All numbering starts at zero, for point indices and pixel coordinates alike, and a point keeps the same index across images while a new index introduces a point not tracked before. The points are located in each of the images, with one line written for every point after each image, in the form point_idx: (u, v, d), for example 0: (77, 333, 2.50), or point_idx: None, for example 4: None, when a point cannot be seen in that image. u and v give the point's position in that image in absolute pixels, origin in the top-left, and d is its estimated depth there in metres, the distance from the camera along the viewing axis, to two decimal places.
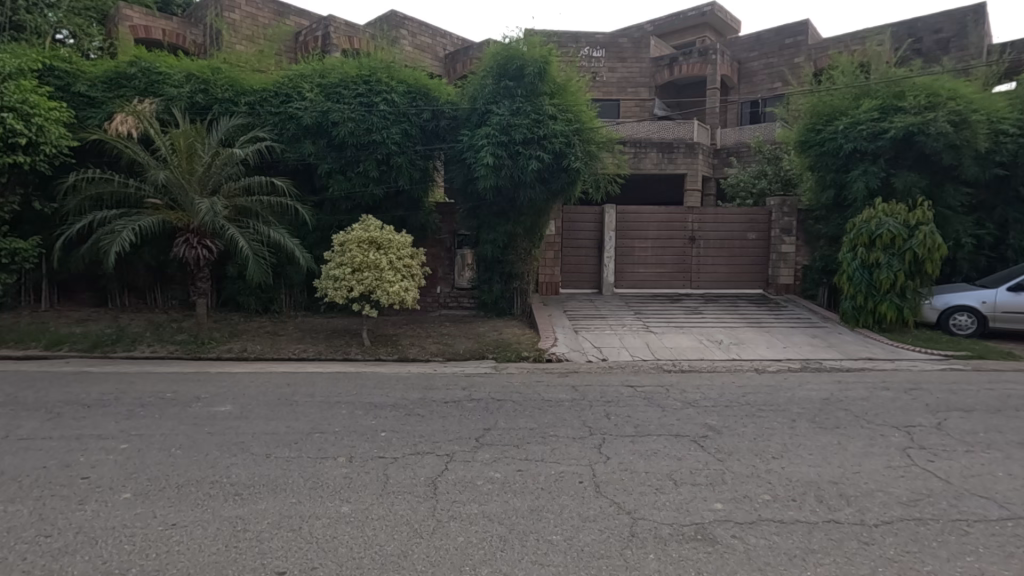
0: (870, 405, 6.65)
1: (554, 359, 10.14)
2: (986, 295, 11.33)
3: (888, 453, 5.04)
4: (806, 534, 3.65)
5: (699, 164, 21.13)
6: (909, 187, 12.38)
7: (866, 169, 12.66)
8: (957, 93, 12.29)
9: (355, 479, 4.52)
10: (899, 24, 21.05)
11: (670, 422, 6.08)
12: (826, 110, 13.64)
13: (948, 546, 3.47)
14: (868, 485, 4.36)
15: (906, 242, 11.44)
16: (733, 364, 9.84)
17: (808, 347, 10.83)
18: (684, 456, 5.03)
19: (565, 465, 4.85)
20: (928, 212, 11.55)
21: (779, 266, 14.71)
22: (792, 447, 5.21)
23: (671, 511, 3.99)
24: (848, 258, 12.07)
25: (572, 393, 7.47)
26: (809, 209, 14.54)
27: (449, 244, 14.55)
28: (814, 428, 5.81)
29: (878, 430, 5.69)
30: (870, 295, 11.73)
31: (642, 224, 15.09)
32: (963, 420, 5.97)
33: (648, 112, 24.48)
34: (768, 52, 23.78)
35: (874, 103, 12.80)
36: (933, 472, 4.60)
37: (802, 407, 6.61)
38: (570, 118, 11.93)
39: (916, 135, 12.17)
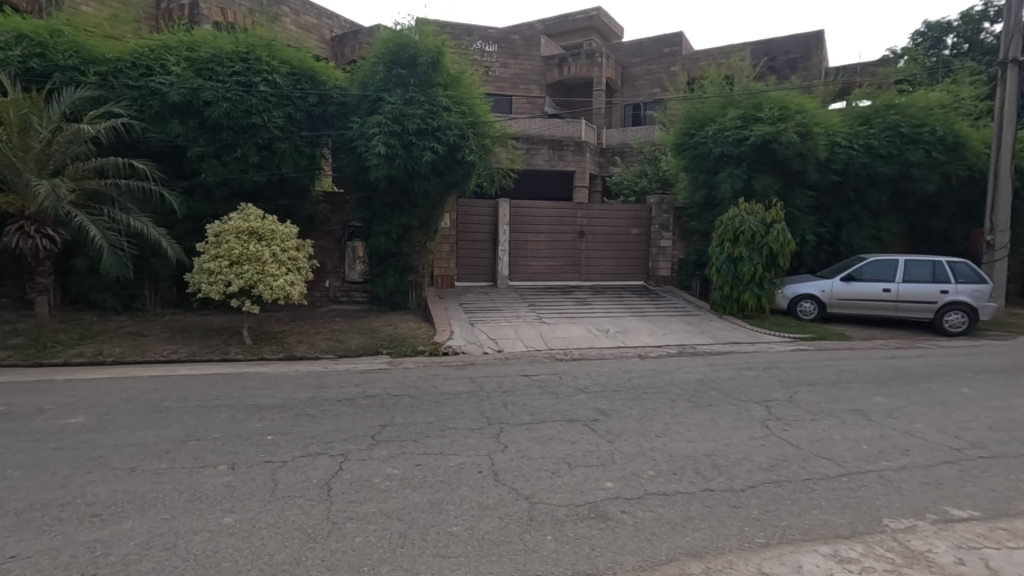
0: (736, 383, 7.43)
1: (450, 353, 10.12)
2: (825, 285, 13.02)
3: (751, 426, 5.67)
4: (685, 503, 4.00)
5: (587, 162, 22.16)
6: (766, 189, 13.89)
7: (731, 172, 14.02)
8: (803, 108, 14.00)
9: (239, 488, 4.19)
10: (757, 43, 23.46)
11: (564, 408, 6.34)
12: (698, 116, 14.92)
13: (799, 503, 3.98)
14: (736, 455, 4.88)
15: (763, 238, 12.86)
16: (620, 351, 10.49)
17: (684, 334, 11.83)
18: (577, 440, 5.27)
19: (464, 456, 4.87)
20: (781, 212, 13.04)
21: (658, 259, 15.82)
22: (672, 426, 5.67)
23: (567, 493, 4.17)
24: (716, 252, 13.36)
25: (469, 384, 7.53)
26: (684, 207, 15.78)
27: (339, 235, 13.96)
28: (691, 407, 6.38)
29: (743, 406, 6.37)
30: (735, 286, 13.06)
31: (535, 219, 15.50)
32: (809, 393, 6.86)
33: (539, 110, 25.18)
34: (648, 59, 25.40)
35: (738, 113, 14.22)
36: (786, 439, 5.26)
37: (681, 389, 7.21)
38: (465, 110, 11.80)
39: (771, 143, 13.67)
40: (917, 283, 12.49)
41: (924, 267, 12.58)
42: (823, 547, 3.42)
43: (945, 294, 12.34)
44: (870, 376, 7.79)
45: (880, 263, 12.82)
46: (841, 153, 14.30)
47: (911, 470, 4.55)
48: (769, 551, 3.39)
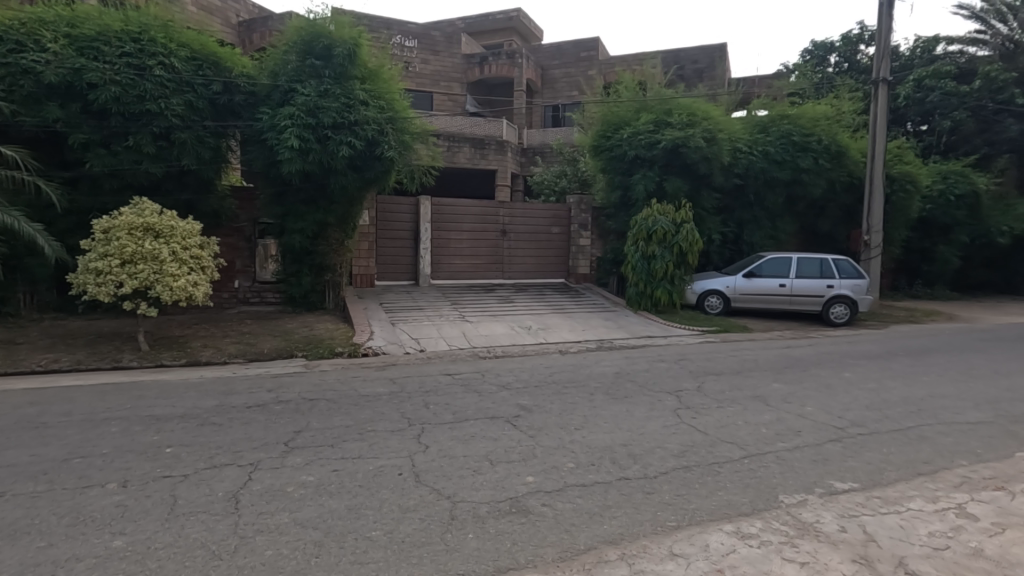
0: (650, 375, 7.80)
1: (370, 354, 9.83)
2: (729, 281, 13.97)
3: (663, 415, 5.96)
4: (603, 492, 4.14)
5: (509, 161, 22.33)
6: (677, 191, 14.67)
7: (645, 174, 14.68)
8: (709, 115, 14.91)
9: (132, 507, 3.83)
10: (668, 52, 24.70)
11: (486, 405, 6.35)
12: (614, 119, 15.49)
13: (706, 486, 4.24)
14: (650, 443, 5.11)
15: (674, 238, 13.58)
16: (541, 347, 10.68)
17: (602, 329, 12.24)
18: (499, 437, 5.30)
19: (384, 459, 4.75)
20: (690, 212, 13.81)
21: (578, 257, 16.27)
22: (590, 419, 5.84)
23: (489, 489, 4.18)
24: (632, 250, 13.95)
25: (390, 386, 7.37)
26: (602, 207, 16.31)
27: (249, 233, 13.21)
28: (608, 399, 6.61)
29: (656, 396, 6.68)
30: (649, 283, 13.69)
31: (457, 217, 15.41)
32: (716, 382, 7.34)
33: (460, 108, 25.09)
34: (567, 62, 26.01)
35: (650, 117, 14.92)
36: (695, 426, 5.58)
37: (598, 382, 7.47)
38: (384, 105, 11.46)
39: (680, 148, 14.45)
40: (808, 278, 13.67)
41: (813, 264, 13.79)
42: (727, 526, 3.66)
43: (830, 288, 13.59)
44: (768, 364, 8.44)
45: (776, 261, 13.93)
46: (742, 159, 15.37)
47: (802, 449, 4.98)
48: (679, 533, 3.58)
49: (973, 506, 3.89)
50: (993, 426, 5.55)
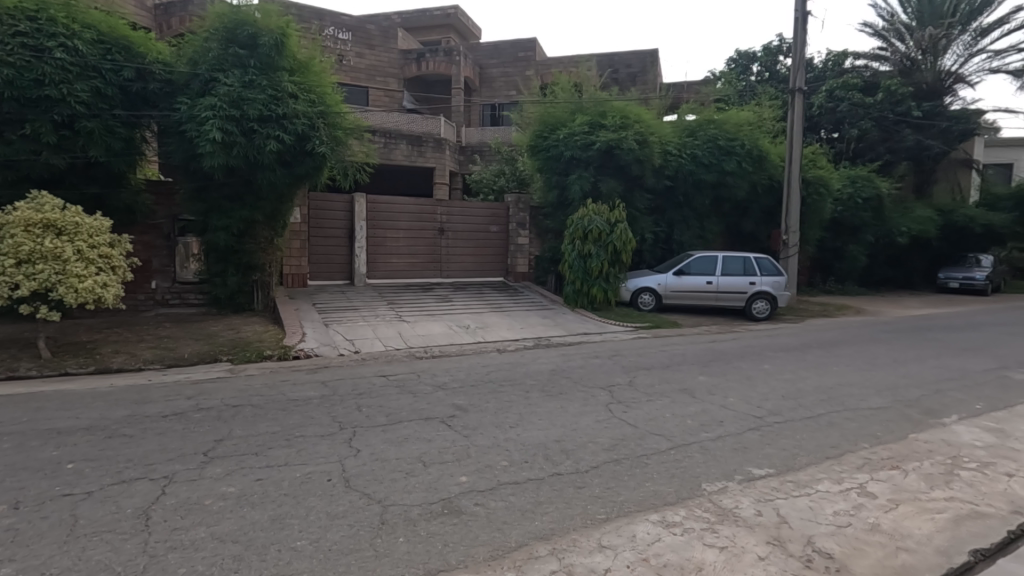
0: (584, 371, 7.97)
1: (301, 356, 9.47)
2: (661, 278, 14.50)
3: (596, 410, 6.10)
4: (535, 489, 4.18)
5: (447, 159, 22.13)
6: (611, 191, 15.05)
7: (580, 174, 14.97)
8: (641, 118, 15.40)
9: (24, 530, 3.50)
10: (602, 55, 25.29)
11: (421, 406, 6.27)
12: (550, 120, 15.71)
13: (634, 477, 4.38)
14: (582, 438, 5.22)
15: (608, 237, 13.93)
16: (479, 346, 10.67)
17: (539, 327, 12.38)
18: (433, 438, 5.24)
19: (312, 465, 4.58)
20: (623, 212, 14.22)
21: (516, 256, 16.34)
22: (525, 416, 5.88)
23: (421, 491, 4.13)
24: (568, 249, 14.20)
25: (321, 389, 7.13)
26: (539, 206, 16.47)
27: (168, 230, 12.42)
28: (543, 396, 6.69)
29: (590, 392, 6.83)
30: (585, 281, 13.98)
31: (393, 215, 15.12)
32: (646, 376, 7.60)
33: (397, 104, 24.66)
34: (505, 62, 26.09)
35: (585, 119, 15.24)
36: (625, 420, 5.75)
37: (534, 379, 7.56)
38: (314, 99, 11.05)
39: (614, 149, 14.85)
40: (732, 276, 14.41)
41: (737, 262, 14.54)
42: (653, 515, 3.78)
43: (753, 285, 14.37)
44: (696, 358, 8.83)
45: (703, 259, 14.59)
46: (672, 161, 15.98)
47: (724, 438, 5.23)
48: (608, 525, 3.67)
49: (873, 485, 4.23)
50: (891, 410, 6.06)
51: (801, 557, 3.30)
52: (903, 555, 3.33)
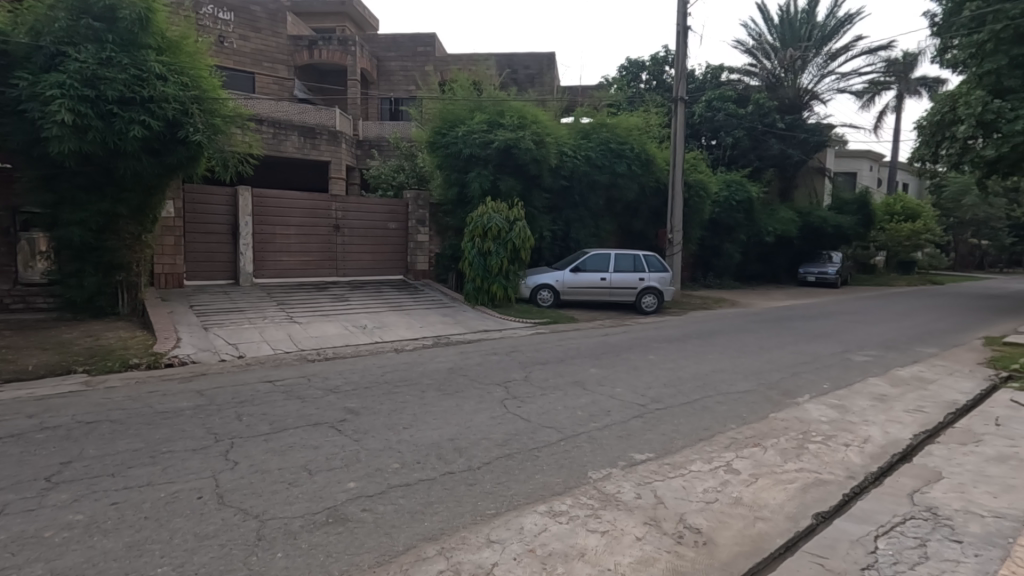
0: (481, 368, 8.01)
1: (175, 364, 8.64)
2: (558, 275, 14.95)
3: (491, 406, 6.15)
4: (426, 490, 4.12)
5: (343, 153, 21.24)
6: (510, 189, 15.25)
7: (480, 172, 15.02)
8: (537, 119, 15.73)
9: None
10: (501, 56, 25.57)
11: (309, 412, 5.96)
12: (449, 116, 15.62)
13: (525, 471, 4.47)
14: (476, 435, 5.23)
15: (507, 235, 14.11)
16: (376, 347, 10.36)
17: (439, 325, 12.27)
18: (320, 444, 5.00)
19: (181, 483, 4.19)
20: (522, 211, 14.47)
21: (416, 254, 16.03)
22: (420, 416, 5.80)
23: (304, 502, 3.92)
24: (468, 246, 14.20)
25: (197, 399, 6.53)
26: (439, 203, 16.30)
27: (7, 224, 10.78)
28: (439, 395, 6.64)
29: (486, 389, 6.87)
30: (485, 278, 14.08)
31: (282, 210, 14.23)
32: (542, 371, 7.79)
33: (287, 93, 23.35)
34: (403, 55, 25.54)
35: (483, 117, 15.32)
36: (519, 415, 5.85)
37: (431, 379, 7.47)
38: (187, 82, 10.08)
39: (512, 148, 15.05)
40: (624, 272, 15.19)
41: (628, 259, 15.36)
42: (541, 507, 3.88)
43: (642, 281, 15.25)
44: (589, 351, 9.20)
45: (598, 257, 15.25)
46: (567, 162, 16.53)
47: (610, 427, 5.49)
48: (497, 519, 3.71)
49: (737, 462, 4.64)
50: (756, 392, 6.70)
51: (674, 534, 3.54)
52: (760, 524, 3.68)
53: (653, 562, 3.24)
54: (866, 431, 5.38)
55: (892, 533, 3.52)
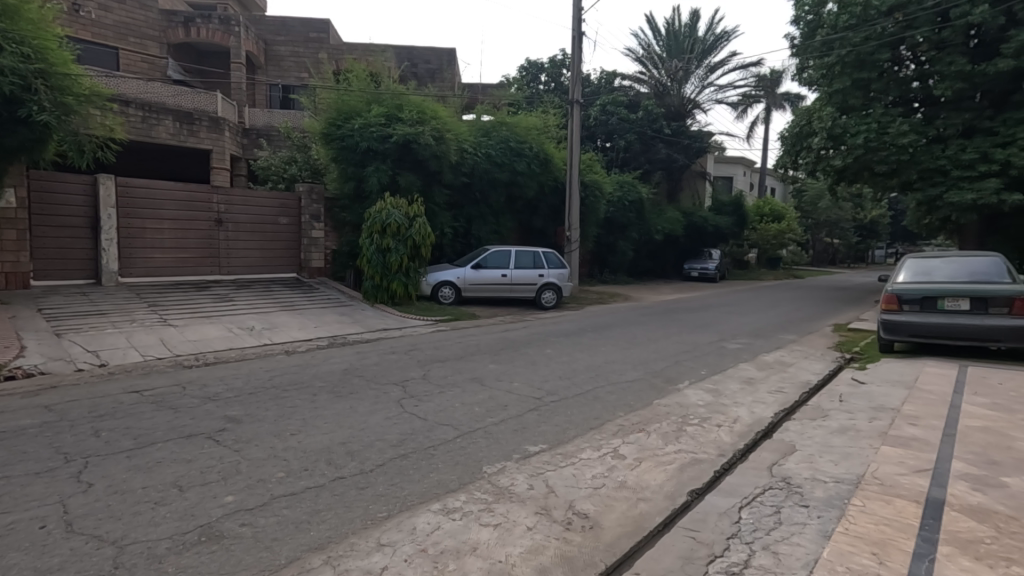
0: (378, 368, 7.79)
1: (18, 376, 7.53)
2: (459, 272, 14.99)
3: (387, 407, 6.00)
4: (313, 498, 3.93)
5: (226, 141, 19.64)
6: (409, 185, 14.95)
7: (378, 167, 14.58)
8: (437, 115, 15.50)
9: None
10: (400, 48, 24.98)
11: (183, 422, 5.45)
12: (345, 108, 15.02)
13: (420, 470, 4.41)
14: (370, 438, 5.07)
15: (407, 231, 13.81)
16: (264, 350, 9.71)
17: (335, 325, 11.77)
18: (195, 457, 4.60)
19: (19, 513, 3.65)
20: (422, 207, 14.22)
21: (310, 250, 15.19)
22: (309, 421, 5.52)
23: (173, 521, 3.58)
24: (366, 243, 13.74)
25: (44, 415, 5.73)
26: (335, 197, 15.58)
27: None
28: (332, 398, 6.36)
29: (382, 389, 6.70)
30: (384, 276, 13.72)
31: (153, 202, 12.89)
32: (441, 369, 7.73)
33: (159, 73, 21.21)
34: (294, 40, 24.10)
35: (381, 111, 14.90)
36: (416, 414, 5.76)
37: (324, 381, 7.12)
38: (30, 53, 8.79)
39: (411, 143, 14.75)
40: (524, 269, 15.49)
41: (527, 256, 15.68)
42: (434, 505, 3.85)
43: (541, 277, 15.62)
44: (489, 347, 9.26)
45: (499, 254, 15.44)
46: (468, 159, 16.52)
47: (506, 422, 5.57)
48: (388, 522, 3.62)
49: (624, 447, 4.91)
50: (642, 381, 7.13)
51: (563, 521, 3.66)
52: (641, 505, 3.91)
53: (542, 550, 3.33)
54: (736, 412, 5.92)
55: (753, 503, 3.90)
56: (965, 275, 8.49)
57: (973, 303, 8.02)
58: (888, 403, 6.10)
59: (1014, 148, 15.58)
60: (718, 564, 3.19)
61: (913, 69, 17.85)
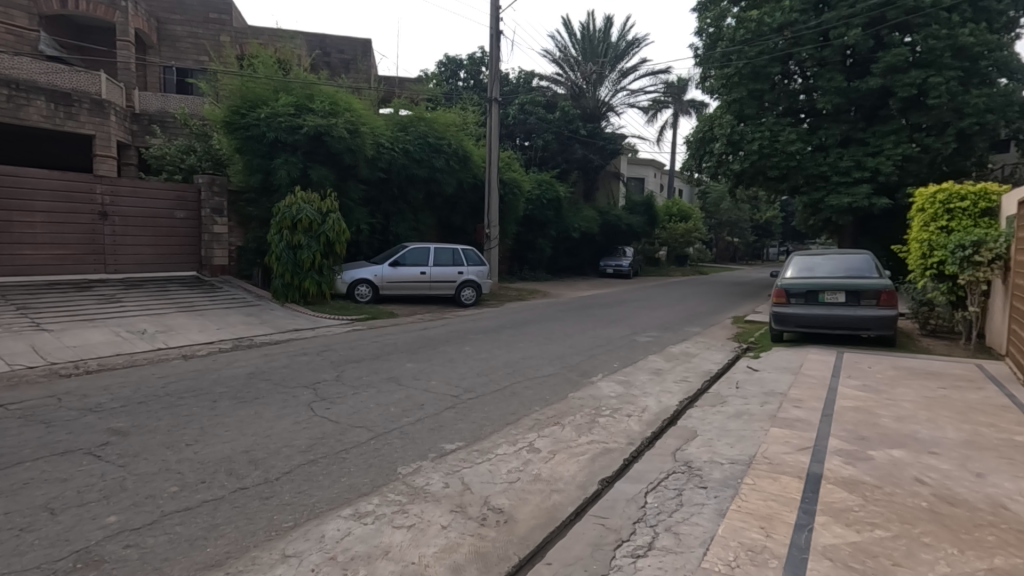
0: (288, 370, 7.42)
1: None
2: (376, 270, 14.63)
3: (297, 411, 5.72)
4: (210, 511, 3.67)
5: (113, 127, 17.84)
6: (322, 179, 14.32)
7: (287, 159, 13.85)
8: (351, 107, 14.95)
9: None
10: (311, 35, 23.89)
11: (57, 438, 4.89)
12: (249, 96, 14.14)
13: (330, 475, 4.25)
14: (275, 444, 4.81)
15: (320, 227, 13.22)
16: (159, 354, 8.95)
17: (241, 326, 11.06)
18: (71, 476, 4.14)
19: None
20: (335, 202, 13.66)
21: (212, 247, 14.14)
22: (208, 429, 5.15)
23: (43, 549, 3.21)
24: (275, 240, 13.02)
25: None
26: (239, 190, 14.61)
27: None
28: (234, 404, 5.97)
29: (291, 392, 6.38)
30: (295, 274, 13.07)
31: (22, 192, 11.47)
32: (355, 369, 7.49)
33: (29, 47, 18.90)
34: (191, 20, 22.32)
35: (290, 100, 14.18)
36: (327, 417, 5.53)
37: (226, 386, 6.66)
38: None
39: (323, 135, 14.14)
40: (443, 266, 15.31)
41: (447, 253, 15.53)
42: (345, 510, 3.73)
43: (460, 274, 15.51)
44: (406, 346, 9.09)
45: (417, 251, 15.20)
46: (384, 153, 16.10)
47: (422, 421, 5.49)
48: (294, 532, 3.45)
49: (539, 441, 5.00)
50: (558, 375, 7.31)
51: (478, 517, 3.67)
52: (555, 496, 3.99)
53: (456, 547, 3.31)
54: (645, 402, 6.21)
55: (658, 488, 4.10)
56: (842, 270, 9.42)
57: (848, 296, 8.93)
58: (777, 388, 6.66)
59: (882, 158, 17.54)
60: (625, 547, 3.33)
61: (800, 82, 19.52)
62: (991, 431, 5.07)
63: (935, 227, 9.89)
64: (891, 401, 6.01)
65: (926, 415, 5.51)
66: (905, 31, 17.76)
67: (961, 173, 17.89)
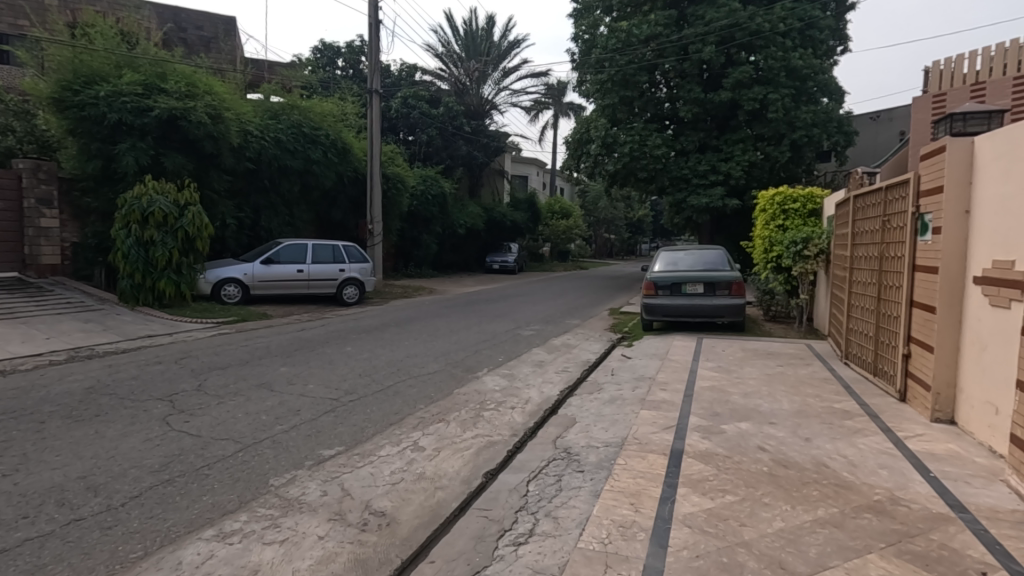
0: (137, 382, 6.59)
1: None
2: (246, 268, 13.51)
3: (147, 427, 5.10)
4: (35, 550, 3.15)
5: None
6: (178, 168, 12.89)
7: (134, 144, 12.28)
8: (212, 90, 13.60)
9: None
10: (162, 7, 21.41)
11: None
12: (83, 70, 12.32)
13: (188, 495, 3.85)
14: (121, 466, 4.26)
15: (177, 221, 11.87)
16: None
17: (79, 333, 9.65)
18: None
19: None
20: (195, 194, 12.34)
21: (38, 243, 12.14)
22: (32, 455, 4.42)
23: None
24: (121, 234, 11.49)
25: None
26: (73, 178, 12.69)
27: None
28: (68, 424, 5.18)
29: (141, 407, 5.67)
30: (147, 273, 11.66)
31: None
32: (220, 377, 6.85)
33: None
34: None
35: (136, 78, 12.61)
36: (185, 432, 4.99)
37: (57, 405, 5.74)
38: None
39: (178, 120, 12.72)
40: (322, 263, 14.51)
41: (326, 250, 14.74)
42: (207, 531, 3.40)
43: (342, 271, 14.80)
44: (279, 349, 8.50)
45: (293, 247, 14.27)
46: (252, 142, 14.85)
47: (297, 428, 5.16)
48: (144, 562, 3.08)
49: (423, 439, 4.93)
50: (443, 372, 7.27)
51: (358, 523, 3.53)
52: (439, 493, 3.96)
53: (334, 557, 3.15)
54: (527, 394, 6.38)
55: (539, 476, 4.24)
56: (701, 265, 10.38)
57: (706, 287, 9.87)
58: (646, 373, 7.20)
59: (733, 163, 19.64)
60: (507, 537, 3.40)
61: (665, 92, 21.15)
62: (816, 401, 5.90)
63: (774, 226, 11.22)
64: (740, 379, 6.75)
65: (767, 391, 6.27)
66: (750, 51, 19.98)
67: (794, 178, 20.52)
